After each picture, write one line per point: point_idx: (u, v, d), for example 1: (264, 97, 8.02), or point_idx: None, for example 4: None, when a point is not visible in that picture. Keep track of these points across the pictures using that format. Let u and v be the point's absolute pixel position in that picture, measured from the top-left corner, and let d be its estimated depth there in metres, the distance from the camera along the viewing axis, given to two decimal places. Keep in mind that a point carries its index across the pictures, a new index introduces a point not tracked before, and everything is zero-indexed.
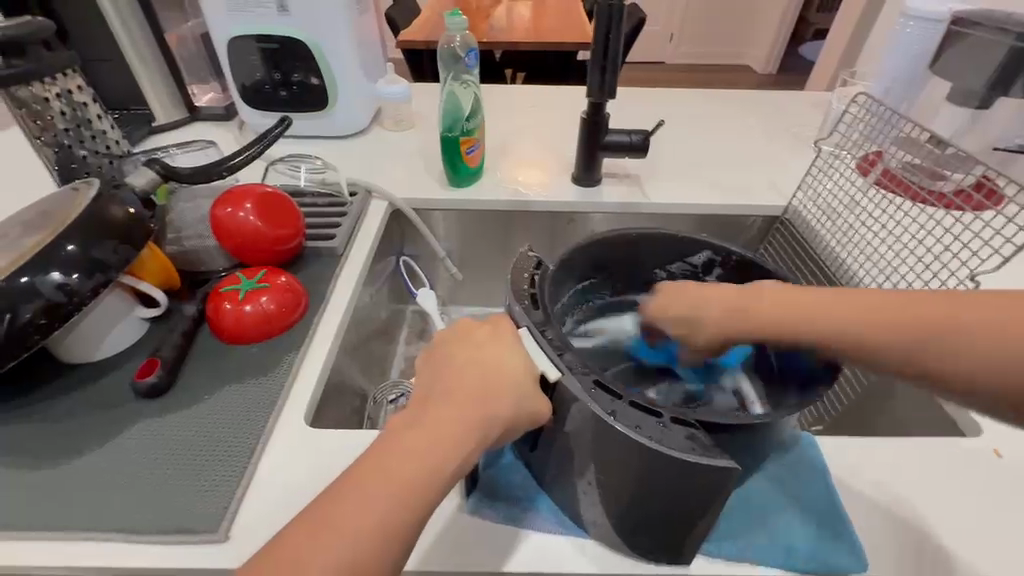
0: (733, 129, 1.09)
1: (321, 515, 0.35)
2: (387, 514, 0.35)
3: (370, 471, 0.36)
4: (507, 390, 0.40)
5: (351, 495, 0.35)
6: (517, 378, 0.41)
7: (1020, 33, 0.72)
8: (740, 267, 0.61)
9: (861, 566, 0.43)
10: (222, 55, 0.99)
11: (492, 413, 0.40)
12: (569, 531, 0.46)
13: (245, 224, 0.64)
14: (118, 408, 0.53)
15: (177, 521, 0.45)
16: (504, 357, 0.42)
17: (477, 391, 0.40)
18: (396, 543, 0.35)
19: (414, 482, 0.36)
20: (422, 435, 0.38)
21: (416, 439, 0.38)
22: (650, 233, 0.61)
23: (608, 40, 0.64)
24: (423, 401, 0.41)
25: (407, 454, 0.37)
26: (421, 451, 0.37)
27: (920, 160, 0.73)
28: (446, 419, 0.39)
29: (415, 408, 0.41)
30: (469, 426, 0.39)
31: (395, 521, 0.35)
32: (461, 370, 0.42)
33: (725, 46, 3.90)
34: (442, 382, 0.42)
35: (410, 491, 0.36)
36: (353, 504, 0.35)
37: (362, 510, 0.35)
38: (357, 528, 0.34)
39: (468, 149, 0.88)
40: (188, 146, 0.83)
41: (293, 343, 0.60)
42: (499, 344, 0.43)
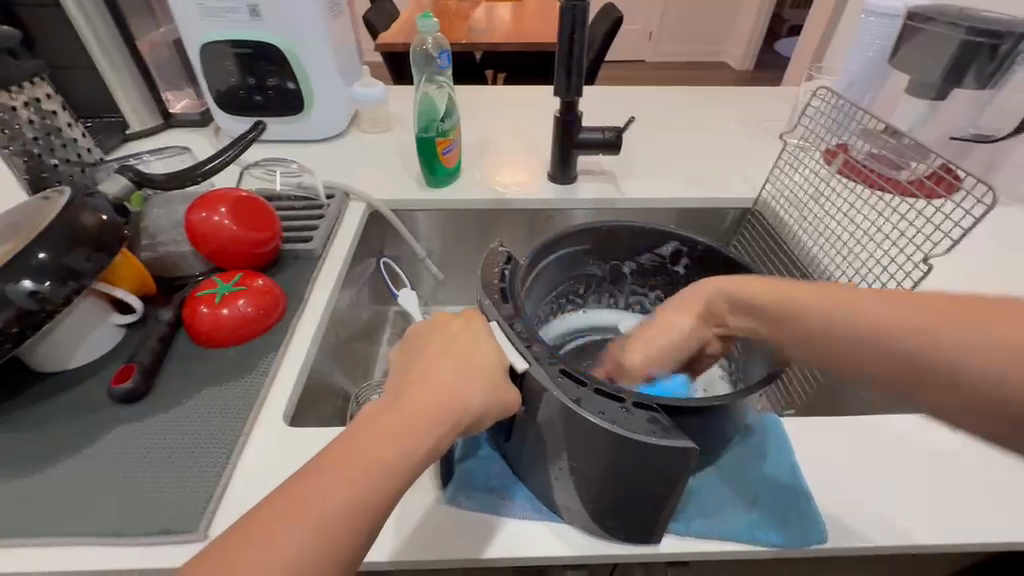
0: (705, 124, 1.11)
1: (279, 514, 0.33)
2: (357, 501, 0.34)
3: (337, 458, 0.36)
4: (477, 379, 0.41)
5: (313, 489, 0.34)
6: (489, 370, 0.42)
7: (969, 27, 0.76)
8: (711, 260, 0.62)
9: (821, 537, 0.45)
10: (195, 61, 0.99)
11: (462, 401, 0.40)
12: (545, 517, 0.47)
13: (220, 229, 0.64)
14: (96, 414, 0.53)
15: (157, 522, 0.45)
16: (478, 349, 0.43)
17: (446, 378, 0.40)
18: (353, 539, 0.34)
19: (382, 469, 0.36)
20: (390, 426, 0.38)
21: (383, 431, 0.37)
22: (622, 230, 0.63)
23: (573, 40, 0.66)
24: (393, 392, 0.41)
25: (373, 444, 0.36)
26: (387, 442, 0.37)
27: (879, 150, 0.75)
28: (415, 405, 0.39)
29: (384, 400, 0.40)
30: (438, 416, 0.39)
31: (355, 514, 0.34)
32: (432, 362, 0.42)
33: (703, 44, 3.96)
34: (412, 371, 0.42)
35: (377, 478, 0.36)
36: (313, 499, 0.34)
37: (327, 498, 0.34)
38: (314, 522, 0.33)
39: (445, 150, 0.89)
40: (162, 152, 0.82)
41: (272, 345, 0.61)
42: (475, 337, 0.44)
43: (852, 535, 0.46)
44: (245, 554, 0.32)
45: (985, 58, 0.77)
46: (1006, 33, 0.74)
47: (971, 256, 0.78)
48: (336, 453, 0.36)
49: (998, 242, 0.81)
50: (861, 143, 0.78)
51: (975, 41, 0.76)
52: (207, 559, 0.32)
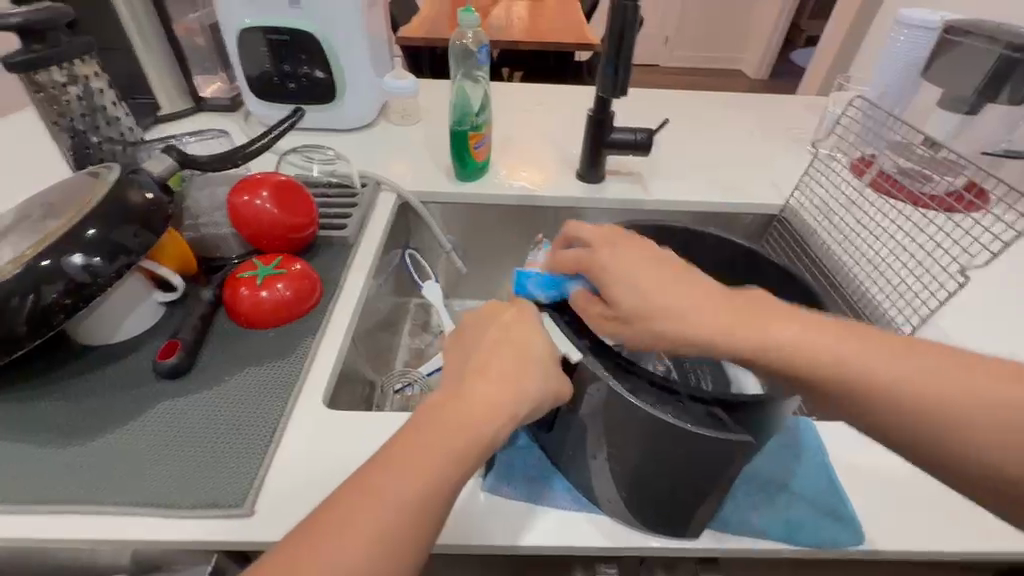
0: (732, 130, 1.12)
1: (350, 508, 0.34)
2: (423, 493, 0.35)
3: (405, 453, 0.37)
4: (536, 371, 0.41)
5: (383, 483, 0.35)
6: (546, 363, 0.42)
7: (1008, 42, 0.76)
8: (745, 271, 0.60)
9: (858, 539, 0.46)
10: (231, 45, 1.00)
11: (521, 394, 0.40)
12: (585, 507, 0.48)
13: (261, 213, 0.65)
14: (139, 389, 0.54)
15: (202, 497, 0.46)
16: (530, 341, 0.43)
17: (506, 371, 0.41)
18: (423, 532, 0.35)
19: (446, 460, 0.37)
20: (452, 419, 0.38)
21: (447, 424, 0.38)
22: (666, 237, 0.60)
23: (621, 38, 0.66)
24: (450, 386, 0.41)
25: (438, 436, 0.37)
26: (449, 439, 0.37)
27: (912, 164, 0.77)
28: (475, 399, 0.40)
29: (444, 393, 0.41)
30: (497, 409, 0.40)
31: (421, 511, 0.35)
32: (488, 356, 0.42)
33: (719, 50, 3.94)
34: (470, 364, 0.42)
35: (442, 468, 0.36)
36: (381, 495, 0.35)
37: (397, 490, 0.35)
38: (384, 519, 0.34)
39: (476, 144, 0.89)
40: (200, 134, 0.82)
41: (309, 329, 0.62)
42: (526, 328, 0.44)
43: (885, 540, 0.47)
44: (316, 550, 0.33)
45: (1022, 73, 0.77)
46: None
47: (999, 267, 0.78)
48: (399, 449, 0.37)
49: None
50: (891, 159, 0.79)
51: (1012, 57, 0.77)
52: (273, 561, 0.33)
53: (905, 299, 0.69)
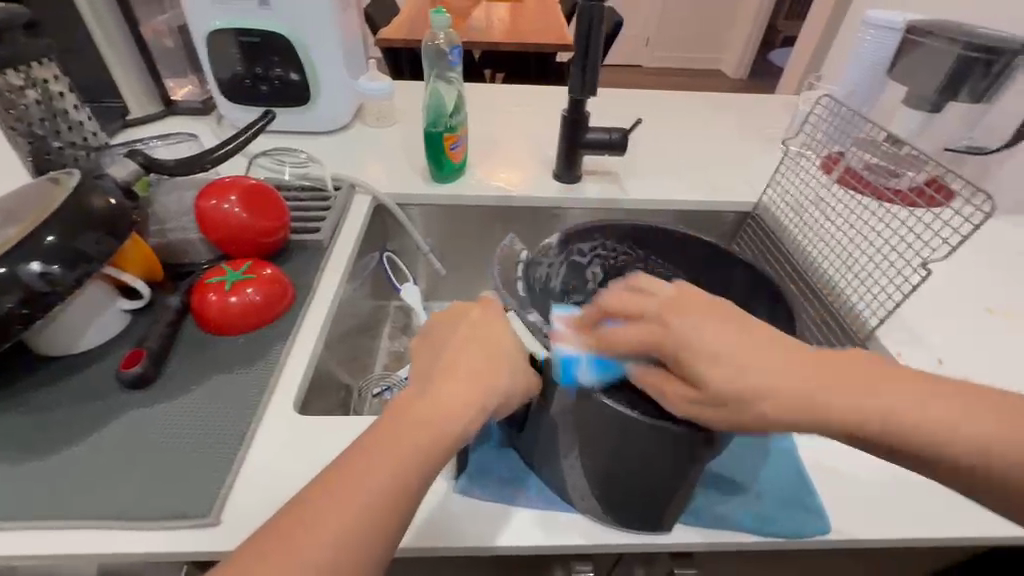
0: (707, 129, 1.13)
1: (314, 515, 0.34)
2: (390, 494, 0.35)
3: (371, 455, 0.36)
4: (505, 370, 0.42)
5: (349, 487, 0.35)
6: (514, 359, 0.43)
7: (966, 42, 0.78)
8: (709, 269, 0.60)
9: (824, 528, 0.47)
10: (200, 48, 0.98)
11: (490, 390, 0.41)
12: (559, 507, 0.48)
13: (229, 217, 0.64)
14: (103, 399, 0.53)
15: (168, 508, 0.45)
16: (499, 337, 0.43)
17: (474, 370, 0.41)
18: (389, 534, 0.35)
19: (413, 459, 0.37)
20: (419, 418, 0.38)
21: (414, 424, 0.38)
22: (636, 236, 0.60)
23: (588, 40, 0.66)
24: (417, 386, 0.41)
25: (405, 437, 0.37)
26: (418, 437, 0.37)
27: (879, 160, 0.78)
28: (443, 398, 0.39)
29: (411, 393, 0.40)
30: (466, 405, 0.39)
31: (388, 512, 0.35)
32: (456, 354, 0.42)
33: (698, 51, 3.99)
34: (438, 363, 0.42)
35: (409, 468, 0.36)
36: (346, 499, 0.34)
37: (362, 493, 0.35)
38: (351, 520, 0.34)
39: (452, 145, 0.89)
40: (168, 138, 0.81)
41: (280, 334, 0.61)
42: (494, 326, 0.44)
43: (851, 530, 0.48)
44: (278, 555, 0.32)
45: (980, 73, 0.80)
46: (1000, 49, 0.77)
47: (962, 260, 0.81)
48: (365, 450, 0.36)
49: (989, 248, 0.83)
50: (859, 154, 0.79)
51: (970, 56, 0.79)
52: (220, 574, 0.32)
53: (874, 292, 0.70)
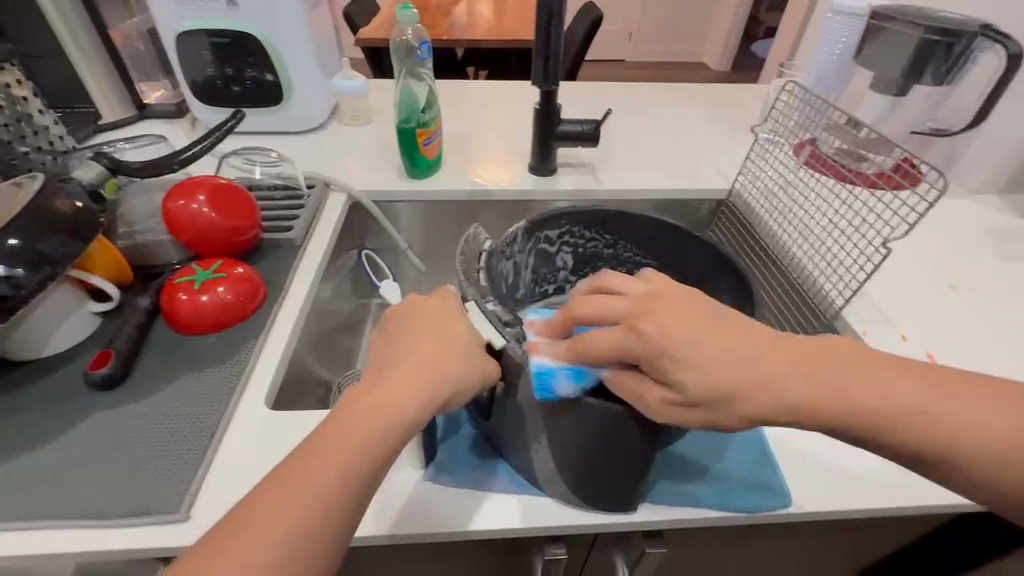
0: (682, 119, 1.14)
1: (267, 507, 0.34)
2: (341, 482, 0.35)
3: (323, 446, 0.37)
4: (457, 356, 0.42)
5: (301, 476, 0.35)
6: (465, 346, 0.43)
7: (928, 26, 0.79)
8: (672, 247, 0.62)
9: (786, 502, 0.48)
10: (170, 50, 0.98)
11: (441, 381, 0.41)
12: (528, 491, 0.49)
13: (197, 216, 0.64)
14: (73, 401, 0.53)
15: (136, 505, 0.45)
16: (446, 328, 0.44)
17: (426, 359, 0.41)
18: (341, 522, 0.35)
19: (365, 447, 0.37)
20: (370, 408, 0.39)
21: (366, 413, 0.38)
22: (601, 220, 0.61)
23: (550, 32, 0.67)
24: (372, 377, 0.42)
25: (356, 426, 0.38)
26: (366, 432, 0.38)
27: (847, 145, 0.77)
28: (396, 387, 0.40)
29: (364, 385, 0.41)
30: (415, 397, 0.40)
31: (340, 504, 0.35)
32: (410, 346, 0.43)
33: (682, 44, 4.01)
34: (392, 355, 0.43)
35: (362, 455, 0.37)
36: (298, 490, 0.35)
37: (314, 483, 0.35)
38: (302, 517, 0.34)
39: (425, 141, 0.89)
40: (137, 141, 0.80)
41: (252, 331, 0.61)
42: (448, 316, 0.45)
43: (813, 503, 0.49)
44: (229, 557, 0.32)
45: (941, 55, 0.81)
46: (960, 32, 0.78)
47: (928, 240, 0.82)
48: (313, 450, 0.37)
49: (955, 228, 0.85)
50: (829, 138, 0.78)
51: (932, 39, 0.80)
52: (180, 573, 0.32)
53: (839, 274, 0.71)
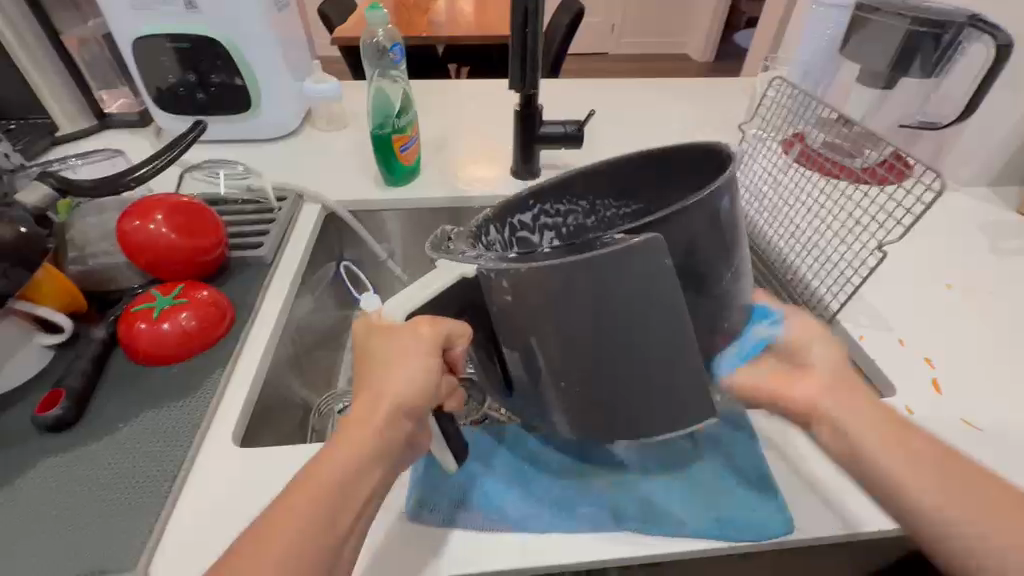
0: (668, 116, 1.11)
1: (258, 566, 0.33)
2: (320, 536, 0.35)
3: (304, 503, 0.35)
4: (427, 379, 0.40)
5: (280, 535, 0.34)
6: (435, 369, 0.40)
7: (915, 17, 0.77)
8: (690, 276, 0.40)
9: (787, 526, 0.46)
10: (128, 57, 0.93)
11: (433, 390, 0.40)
12: (516, 527, 0.46)
13: (156, 238, 0.60)
14: (21, 446, 0.49)
15: (88, 562, 0.41)
16: (424, 328, 0.39)
17: (399, 390, 0.39)
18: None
19: (347, 492, 0.36)
20: (353, 450, 0.37)
21: (349, 458, 0.37)
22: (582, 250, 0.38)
23: (526, 33, 0.63)
24: (363, 410, 0.39)
25: (340, 476, 0.37)
26: (327, 512, 0.35)
27: (835, 140, 0.74)
28: (369, 427, 0.38)
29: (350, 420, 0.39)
30: (404, 411, 0.39)
31: (342, 538, 0.36)
32: (387, 373, 0.39)
33: (664, 35, 3.98)
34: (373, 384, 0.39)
35: (341, 503, 0.36)
36: (278, 546, 0.34)
37: (299, 539, 0.34)
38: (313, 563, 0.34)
39: (402, 148, 0.85)
40: (91, 156, 0.76)
41: (218, 361, 0.57)
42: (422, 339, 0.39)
43: (814, 524, 0.47)
44: None
45: (929, 47, 0.79)
46: (948, 23, 0.75)
47: (920, 237, 0.81)
48: (303, 492, 0.36)
49: (947, 223, 0.83)
50: (819, 133, 0.76)
51: (920, 31, 0.78)
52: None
53: (833, 281, 0.69)
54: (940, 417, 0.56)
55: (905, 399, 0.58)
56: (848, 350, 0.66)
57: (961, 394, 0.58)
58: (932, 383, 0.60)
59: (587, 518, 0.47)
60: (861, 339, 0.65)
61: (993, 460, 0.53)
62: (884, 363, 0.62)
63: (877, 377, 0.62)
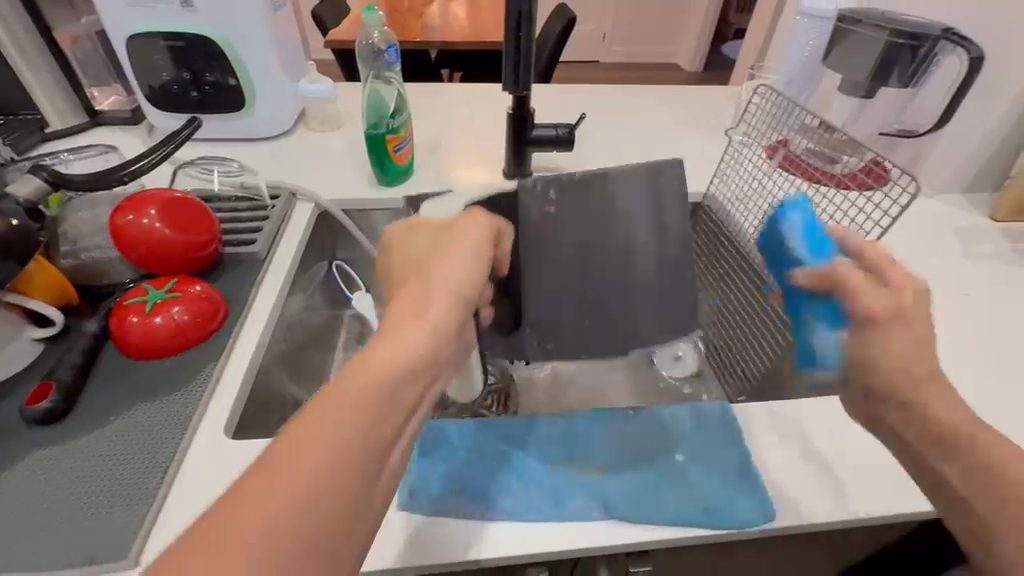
0: (657, 121, 1.13)
1: (315, 427, 0.31)
2: (377, 411, 0.33)
3: (361, 378, 0.34)
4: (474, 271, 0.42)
5: (339, 404, 0.32)
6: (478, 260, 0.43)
7: (893, 29, 0.80)
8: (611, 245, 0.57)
9: (768, 515, 0.48)
10: (122, 54, 0.93)
11: (476, 286, 0.42)
12: (506, 517, 0.47)
13: (151, 232, 0.60)
14: (11, 439, 0.49)
15: (80, 552, 0.41)
16: (472, 229, 0.44)
17: (451, 277, 0.41)
18: (374, 457, 0.32)
19: (403, 369, 0.36)
20: (408, 330, 0.37)
21: (403, 339, 0.37)
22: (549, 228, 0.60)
23: (519, 37, 0.65)
24: (415, 293, 0.40)
25: (395, 353, 0.36)
26: (384, 384, 0.34)
27: (816, 146, 0.77)
28: (422, 306, 0.39)
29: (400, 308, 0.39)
30: (455, 295, 0.40)
31: (402, 420, 0.35)
32: (437, 262, 0.42)
33: (654, 44, 4.04)
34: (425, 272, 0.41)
35: (398, 381, 0.35)
36: (338, 413, 0.32)
37: (354, 407, 0.32)
38: (376, 438, 0.32)
39: (395, 148, 0.86)
40: (83, 151, 0.76)
41: (210, 356, 0.57)
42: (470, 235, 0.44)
43: (794, 513, 0.48)
44: (286, 473, 0.29)
45: (906, 59, 0.82)
46: (923, 36, 0.79)
47: (898, 240, 0.83)
48: (363, 365, 0.35)
49: (924, 228, 0.86)
50: (802, 139, 0.79)
51: (897, 42, 0.81)
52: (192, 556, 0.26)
53: None
54: None
55: None
56: None
57: None
58: None
59: (576, 508, 0.48)
60: None
61: None
62: None
63: None
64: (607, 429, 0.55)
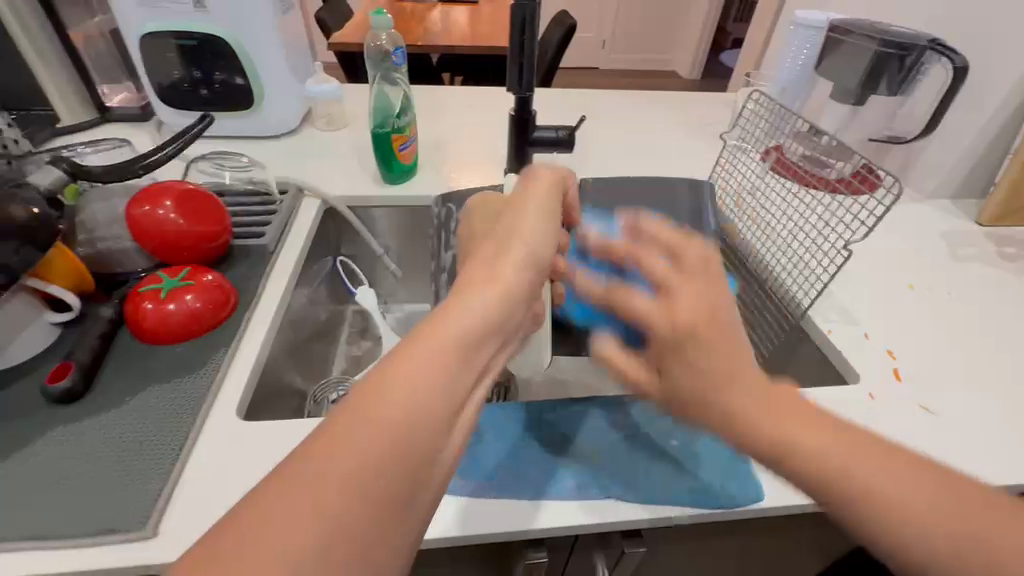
0: (655, 126, 1.16)
1: (379, 391, 0.27)
2: (443, 382, 0.29)
3: (429, 344, 0.30)
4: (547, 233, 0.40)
5: (405, 369, 0.28)
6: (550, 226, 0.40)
7: (883, 39, 0.83)
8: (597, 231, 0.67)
9: (756, 496, 0.50)
10: (135, 52, 0.95)
11: (545, 252, 0.38)
12: (507, 495, 0.50)
13: (164, 222, 0.62)
14: (30, 417, 0.50)
15: (100, 522, 0.43)
16: (545, 193, 0.42)
17: (526, 238, 0.38)
18: (437, 435, 0.28)
19: (472, 338, 0.31)
20: (480, 289, 0.34)
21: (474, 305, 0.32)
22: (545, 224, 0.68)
23: (523, 39, 0.68)
24: (490, 257, 0.36)
25: (465, 320, 0.31)
26: (453, 351, 0.30)
27: (810, 152, 0.79)
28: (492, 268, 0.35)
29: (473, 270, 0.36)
30: (533, 257, 0.37)
31: (468, 390, 0.30)
32: (514, 223, 0.39)
33: (653, 52, 4.10)
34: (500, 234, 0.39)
35: (465, 354, 0.30)
36: (402, 379, 0.28)
37: (417, 377, 0.28)
38: (440, 415, 0.28)
39: (401, 146, 0.89)
40: (98, 144, 0.78)
41: (222, 342, 0.59)
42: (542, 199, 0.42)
43: (779, 495, 0.51)
44: (344, 436, 0.26)
45: (894, 68, 0.85)
46: (911, 45, 0.82)
47: (886, 242, 0.86)
48: (435, 328, 0.30)
49: (912, 230, 0.89)
50: (795, 145, 0.81)
51: (886, 52, 0.84)
52: (233, 539, 0.23)
53: (804, 279, 0.74)
54: (898, 403, 0.61)
55: (867, 386, 0.63)
56: (818, 343, 0.71)
57: (920, 383, 0.63)
58: (893, 372, 0.64)
59: (574, 487, 0.51)
60: (829, 333, 0.70)
61: (946, 443, 0.57)
62: (849, 355, 0.67)
63: (844, 367, 0.67)
64: (604, 415, 0.57)
